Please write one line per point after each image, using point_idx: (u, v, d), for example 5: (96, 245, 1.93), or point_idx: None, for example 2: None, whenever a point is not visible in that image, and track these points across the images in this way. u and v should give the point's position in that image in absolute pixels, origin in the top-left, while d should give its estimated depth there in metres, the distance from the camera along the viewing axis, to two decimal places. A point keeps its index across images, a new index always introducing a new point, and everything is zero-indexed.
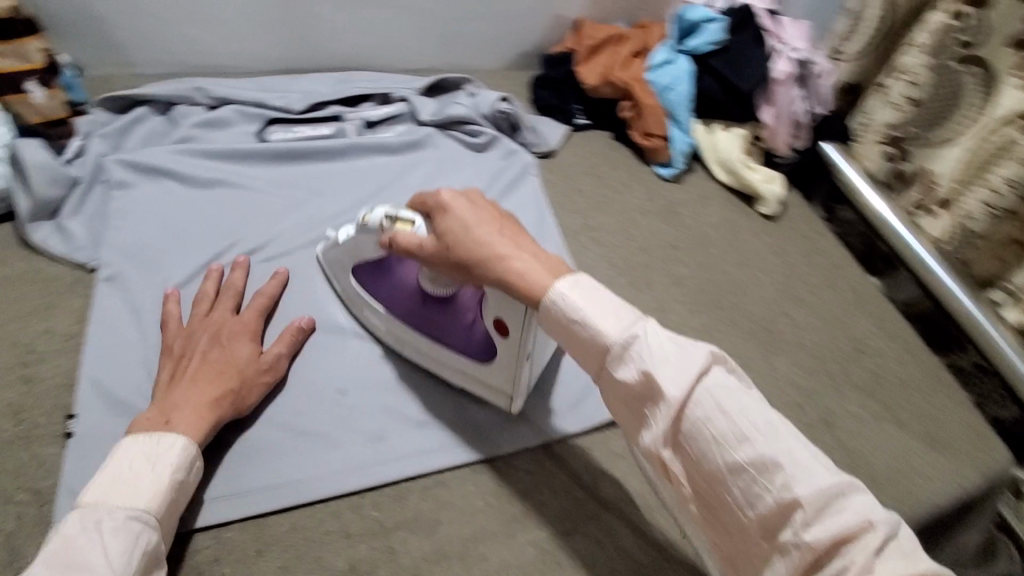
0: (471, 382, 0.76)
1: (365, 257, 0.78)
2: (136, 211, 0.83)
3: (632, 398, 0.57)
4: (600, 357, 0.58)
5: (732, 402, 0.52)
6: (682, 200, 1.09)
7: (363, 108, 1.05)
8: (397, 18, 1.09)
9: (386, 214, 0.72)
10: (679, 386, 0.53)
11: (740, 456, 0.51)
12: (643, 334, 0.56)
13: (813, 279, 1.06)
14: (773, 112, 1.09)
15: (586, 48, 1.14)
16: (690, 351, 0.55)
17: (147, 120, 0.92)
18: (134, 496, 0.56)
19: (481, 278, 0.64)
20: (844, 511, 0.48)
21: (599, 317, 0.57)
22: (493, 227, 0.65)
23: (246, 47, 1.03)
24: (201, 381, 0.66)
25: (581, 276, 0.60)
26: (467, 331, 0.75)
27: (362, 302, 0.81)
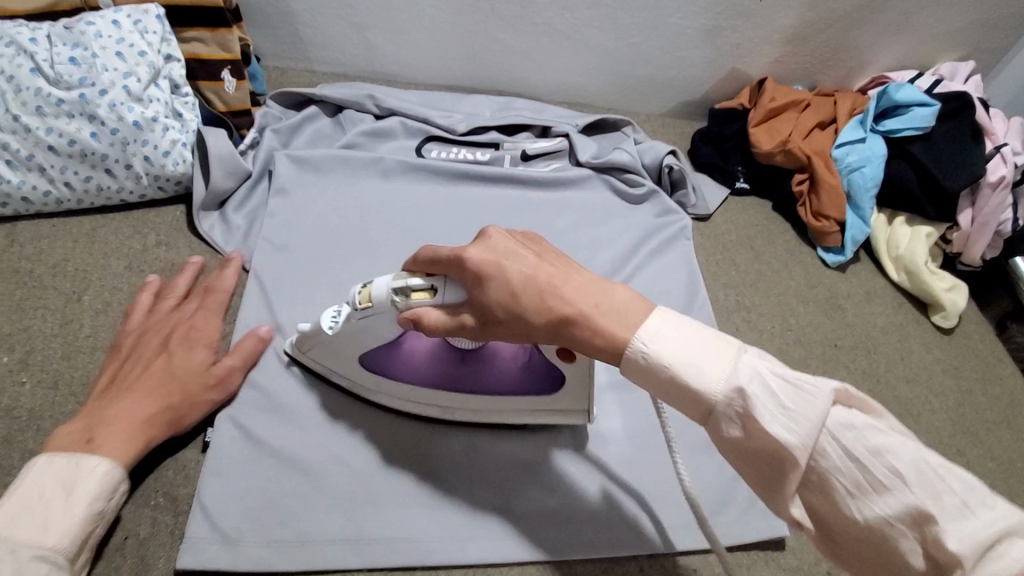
0: (541, 416, 0.68)
1: (380, 341, 0.64)
2: (297, 212, 0.81)
3: (754, 460, 0.42)
4: (704, 417, 0.44)
5: (878, 455, 0.38)
6: (850, 293, 0.98)
7: (522, 139, 0.99)
8: (572, 51, 1.05)
9: (393, 289, 0.57)
10: (800, 434, 0.39)
11: (883, 511, 0.38)
12: (752, 384, 0.41)
13: (992, 414, 0.91)
14: (971, 216, 0.98)
15: (767, 108, 1.03)
16: (811, 394, 0.40)
17: (317, 120, 0.92)
18: (44, 533, 0.49)
19: (529, 330, 0.50)
20: (998, 549, 0.36)
21: (693, 374, 0.42)
22: (551, 283, 0.49)
23: (418, 58, 1.03)
24: (136, 394, 0.60)
25: (658, 339, 0.44)
26: (523, 367, 0.65)
27: (385, 386, 0.68)
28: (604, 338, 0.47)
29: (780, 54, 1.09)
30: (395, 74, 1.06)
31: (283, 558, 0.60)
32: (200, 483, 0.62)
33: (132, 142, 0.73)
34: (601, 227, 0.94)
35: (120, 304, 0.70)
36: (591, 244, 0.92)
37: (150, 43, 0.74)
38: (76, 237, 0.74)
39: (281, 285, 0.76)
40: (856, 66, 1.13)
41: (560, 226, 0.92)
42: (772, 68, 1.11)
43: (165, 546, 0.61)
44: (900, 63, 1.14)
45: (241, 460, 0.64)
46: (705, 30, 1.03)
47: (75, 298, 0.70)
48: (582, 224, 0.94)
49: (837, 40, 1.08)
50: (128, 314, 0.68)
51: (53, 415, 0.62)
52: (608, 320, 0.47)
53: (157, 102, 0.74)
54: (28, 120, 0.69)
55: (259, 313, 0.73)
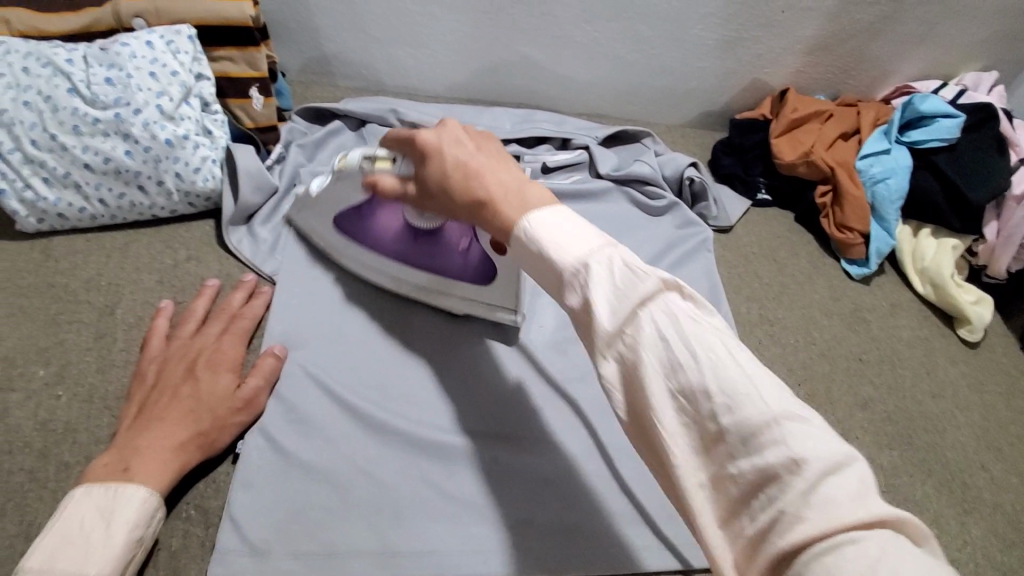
0: (472, 305, 0.78)
1: (349, 205, 0.76)
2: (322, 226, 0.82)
3: (580, 329, 0.42)
4: (553, 286, 0.44)
5: (682, 334, 0.37)
6: (875, 306, 0.97)
7: (542, 152, 1.01)
8: (592, 63, 1.05)
9: (362, 156, 0.69)
10: (618, 308, 0.39)
11: (669, 383, 0.36)
12: (598, 264, 0.41)
13: (1021, 430, 0.89)
14: (997, 228, 0.97)
15: (788, 119, 1.03)
16: (635, 276, 0.39)
17: (340, 135, 0.93)
18: (86, 562, 0.51)
19: (450, 207, 0.54)
20: (774, 439, 0.33)
21: (547, 243, 0.43)
22: (462, 160, 0.53)
23: (439, 72, 1.05)
24: (166, 422, 0.61)
25: (538, 218, 0.45)
26: (463, 257, 0.74)
27: (348, 250, 0.79)
28: (490, 215, 0.49)
29: (802, 65, 1.08)
30: (417, 87, 1.07)
31: (310, 571, 0.61)
32: (230, 496, 0.63)
33: (164, 160, 0.74)
34: (621, 238, 0.94)
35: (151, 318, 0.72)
36: None
37: (182, 63, 0.75)
38: (110, 252, 0.76)
39: (308, 299, 0.77)
40: (878, 76, 1.12)
41: None
42: (793, 79, 1.11)
43: (195, 559, 0.62)
44: (924, 73, 1.13)
45: (269, 473, 0.65)
46: (726, 41, 1.03)
47: (108, 313, 0.71)
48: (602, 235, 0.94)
49: (859, 50, 1.07)
50: (149, 343, 0.68)
51: (88, 428, 0.64)
52: (496, 195, 0.49)
53: (188, 120, 0.76)
54: (65, 139, 0.71)
55: (286, 326, 0.74)
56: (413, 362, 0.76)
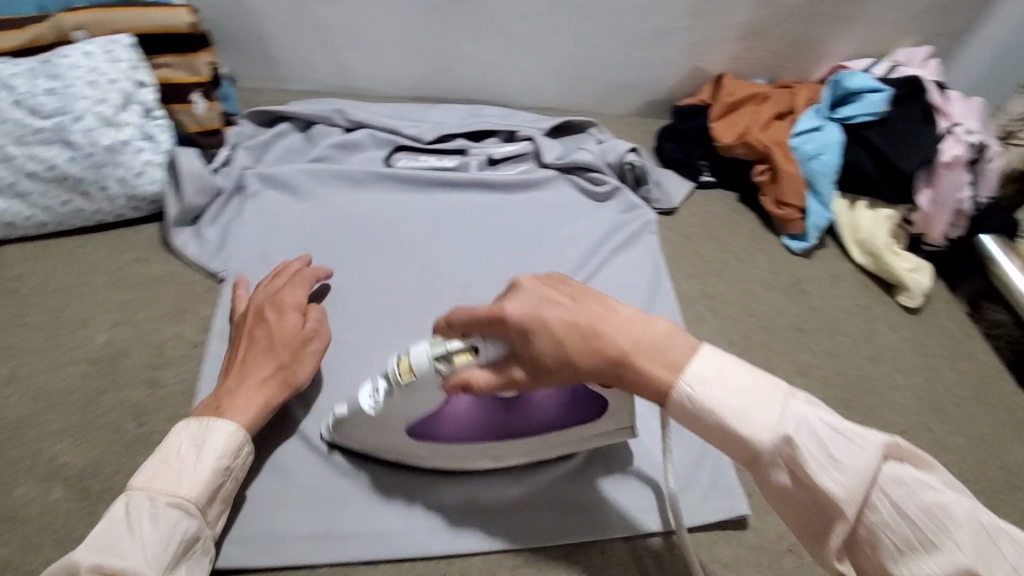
0: (591, 443, 0.67)
1: (419, 415, 0.62)
2: (270, 225, 0.85)
3: (796, 502, 0.47)
4: (751, 463, 0.48)
5: (921, 504, 0.42)
6: (815, 279, 1.00)
7: (487, 144, 1.03)
8: (535, 58, 1.08)
9: (430, 361, 0.55)
10: (846, 486, 0.44)
11: (930, 564, 0.41)
12: (798, 430, 0.45)
13: (962, 391, 0.91)
14: (930, 196, 0.99)
15: (724, 104, 1.07)
16: (855, 443, 0.45)
17: (287, 136, 0.96)
18: (177, 484, 0.56)
19: (593, 381, 0.51)
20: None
21: (732, 418, 0.46)
22: (593, 335, 0.50)
23: (386, 73, 1.08)
24: (250, 367, 0.65)
25: (700, 387, 0.47)
26: (564, 400, 0.63)
27: (439, 454, 0.66)
28: (651, 388, 0.49)
29: (738, 50, 1.12)
30: (365, 88, 1.10)
31: (255, 556, 0.63)
32: None
33: (106, 165, 0.77)
34: (567, 225, 0.97)
35: (99, 319, 0.74)
36: (557, 243, 0.95)
37: (120, 72, 0.78)
38: (59, 257, 0.78)
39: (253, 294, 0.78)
40: (814, 58, 1.16)
41: (526, 227, 0.95)
42: (731, 64, 1.14)
43: None
44: (859, 52, 1.16)
45: None
46: (662, 30, 1.07)
47: (57, 315, 0.73)
48: (549, 224, 0.96)
49: (793, 33, 1.11)
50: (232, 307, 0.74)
51: (38, 424, 0.66)
52: (650, 365, 0.49)
53: (129, 126, 0.79)
54: (9, 150, 0.74)
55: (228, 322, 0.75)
56: (361, 352, 0.78)
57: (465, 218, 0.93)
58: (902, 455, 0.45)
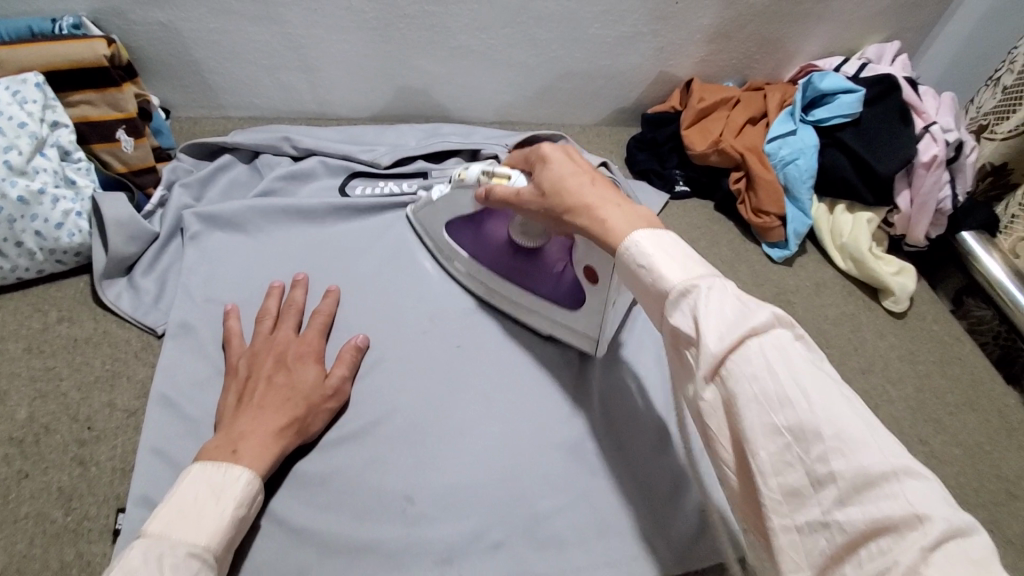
0: (559, 329, 0.77)
1: (459, 214, 0.79)
2: (213, 269, 0.77)
3: (679, 345, 0.46)
4: (656, 305, 0.48)
5: (795, 372, 0.39)
6: (797, 287, 0.97)
7: (449, 165, 0.96)
8: (494, 71, 1.02)
9: (482, 171, 0.71)
10: (725, 337, 0.42)
11: (780, 419, 0.38)
12: (707, 288, 0.45)
13: (953, 397, 0.88)
14: (909, 197, 0.95)
15: (694, 110, 1.03)
16: (750, 307, 0.43)
17: (231, 169, 0.88)
18: (196, 533, 0.51)
19: (564, 220, 0.58)
20: (883, 489, 0.34)
21: (658, 261, 0.48)
22: (587, 179, 0.57)
23: (338, 94, 1.01)
24: (268, 410, 0.63)
25: (640, 237, 0.50)
26: (556, 280, 0.74)
27: (452, 253, 0.82)
28: (605, 237, 0.53)
29: (705, 54, 1.08)
30: (317, 110, 1.03)
31: None
32: None
33: (19, 219, 0.69)
34: None
35: (19, 391, 0.66)
36: None
37: (31, 113, 0.70)
38: None
39: (197, 347, 0.71)
40: (782, 58, 1.12)
41: None
42: (699, 69, 1.10)
43: None
44: (826, 51, 1.13)
45: None
46: (626, 37, 1.02)
47: None
48: None
49: (760, 34, 1.07)
50: (231, 342, 0.70)
51: None
52: (611, 217, 0.53)
53: (44, 172, 0.71)
54: None
55: (169, 383, 0.67)
56: None
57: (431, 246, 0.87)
58: (795, 334, 0.43)
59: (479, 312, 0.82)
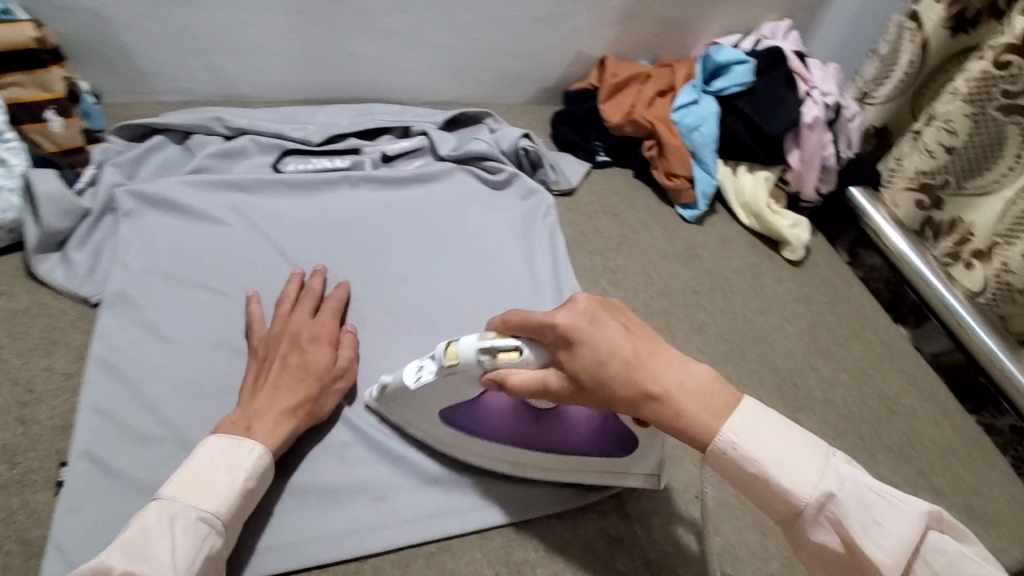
0: (604, 475, 0.71)
1: (452, 400, 0.67)
2: (148, 241, 0.80)
3: (836, 558, 0.50)
4: (791, 518, 0.51)
5: (959, 575, 0.45)
6: (706, 243, 1.06)
7: (381, 142, 1.02)
8: (420, 53, 1.08)
9: (480, 349, 0.59)
10: (888, 552, 0.46)
11: None
12: (841, 490, 0.49)
13: (841, 331, 0.99)
14: (799, 156, 1.06)
15: (609, 85, 1.12)
16: (899, 507, 0.48)
17: (164, 149, 0.91)
18: (205, 498, 0.56)
19: (615, 404, 0.54)
20: None
21: (783, 472, 0.50)
22: (634, 350, 0.54)
23: (269, 78, 1.04)
24: (282, 390, 0.67)
25: (727, 438, 0.51)
26: (592, 427, 0.68)
27: (455, 441, 0.70)
28: (692, 439, 0.52)
29: (617, 34, 1.17)
30: (249, 93, 1.06)
31: None
32: (53, 524, 0.59)
33: None
34: (468, 213, 0.97)
35: None
36: (466, 234, 0.95)
37: None
38: None
39: (133, 314, 0.74)
40: (689, 37, 1.22)
41: (426, 218, 0.95)
42: (613, 48, 1.19)
43: None
44: (728, 29, 1.24)
45: (101, 495, 0.61)
46: (542, 18, 1.09)
47: None
48: (452, 212, 0.97)
49: (666, 15, 1.17)
50: (252, 327, 0.73)
51: None
52: (691, 410, 0.52)
53: None
54: None
55: (109, 347, 0.70)
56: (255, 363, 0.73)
57: (366, 216, 0.92)
58: (937, 516, 0.49)
59: (411, 278, 0.88)
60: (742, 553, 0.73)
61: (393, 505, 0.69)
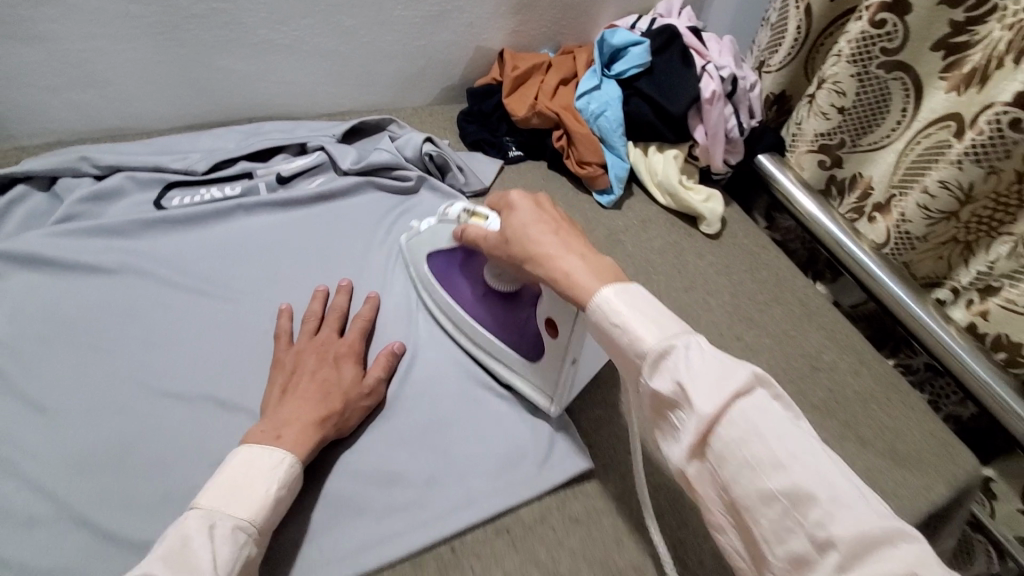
0: (518, 379, 0.78)
1: (442, 248, 0.83)
2: (15, 306, 0.73)
3: (663, 406, 0.52)
4: (635, 366, 0.54)
5: (777, 434, 0.46)
6: (626, 226, 1.06)
7: (276, 162, 0.96)
8: (307, 63, 1.02)
9: (465, 209, 0.78)
10: (711, 402, 0.47)
11: (774, 484, 0.44)
12: (680, 344, 0.51)
13: (761, 296, 1.01)
14: (704, 130, 1.06)
15: (510, 78, 1.10)
16: (731, 367, 0.49)
17: (28, 199, 0.83)
18: (242, 505, 0.55)
19: (527, 265, 0.66)
20: (876, 557, 0.41)
21: (632, 322, 0.54)
22: (552, 232, 0.66)
23: (143, 108, 0.97)
24: (310, 401, 0.67)
25: (604, 293, 0.57)
26: (522, 328, 0.77)
27: (429, 286, 0.85)
28: (576, 293, 0.60)
29: (514, 25, 1.14)
30: (121, 126, 0.99)
31: None
32: None
33: None
34: (376, 228, 0.93)
35: None
36: (379, 246, 0.91)
37: None
38: None
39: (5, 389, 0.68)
40: (587, 21, 1.21)
41: (334, 239, 0.90)
42: (511, 40, 1.16)
43: None
44: (625, 10, 1.23)
45: None
46: (432, 15, 1.05)
47: None
48: (362, 226, 0.93)
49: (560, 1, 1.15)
50: (280, 338, 0.75)
51: None
52: (580, 277, 0.60)
53: None
54: None
55: None
56: (152, 421, 0.68)
57: (268, 243, 0.87)
58: (775, 390, 0.50)
59: None
60: (690, 549, 0.69)
61: (306, 552, 0.63)
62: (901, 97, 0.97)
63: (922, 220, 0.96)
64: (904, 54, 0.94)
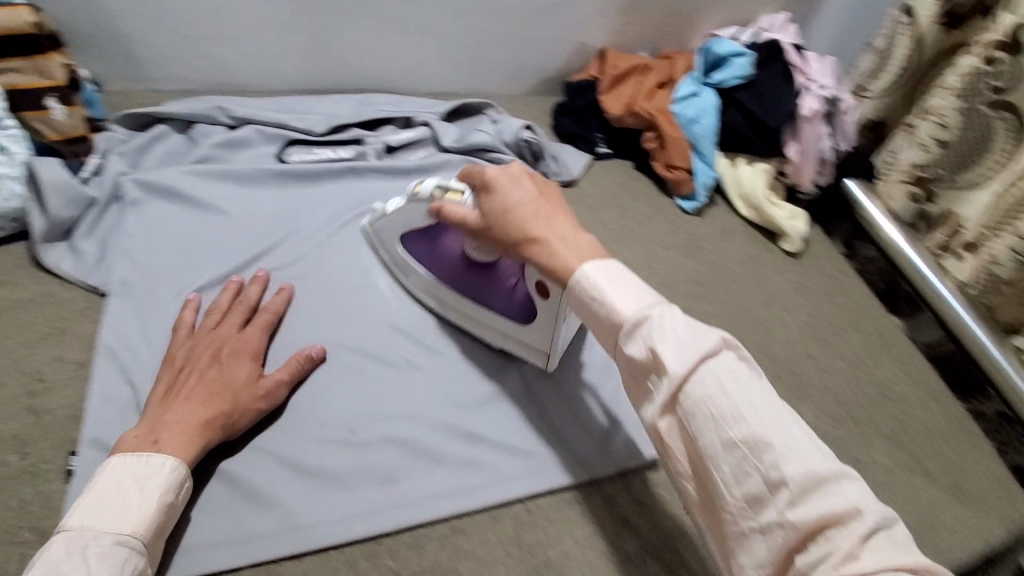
0: (513, 345, 0.79)
1: (415, 227, 0.81)
2: (156, 232, 0.81)
3: (638, 373, 0.53)
4: (611, 333, 0.54)
5: (741, 391, 0.47)
6: (708, 234, 1.08)
7: (384, 132, 1.02)
8: (420, 42, 1.08)
9: (437, 185, 0.73)
10: (682, 364, 0.48)
11: (734, 434, 0.46)
12: (656, 315, 0.52)
13: (837, 320, 1.01)
14: (798, 147, 1.07)
15: (609, 77, 1.13)
16: (701, 332, 0.50)
17: (167, 138, 0.91)
18: (121, 520, 0.54)
19: (509, 246, 0.64)
20: (823, 493, 0.43)
21: (611, 293, 0.54)
22: (534, 210, 0.63)
23: (267, 67, 1.04)
24: (195, 402, 0.63)
25: (585, 268, 0.57)
26: (509, 293, 0.77)
27: (409, 266, 0.84)
28: (555, 268, 0.59)
29: (618, 25, 1.17)
30: (245, 83, 1.06)
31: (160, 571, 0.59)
32: (65, 508, 0.60)
33: None
34: None
35: None
36: None
37: None
38: None
39: (139, 306, 0.75)
40: (688, 28, 1.23)
41: None
42: (613, 39, 1.19)
43: None
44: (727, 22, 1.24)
45: None
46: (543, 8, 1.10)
47: None
48: None
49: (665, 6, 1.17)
50: (178, 330, 0.71)
51: None
52: (564, 251, 0.60)
53: None
54: None
55: (115, 338, 0.72)
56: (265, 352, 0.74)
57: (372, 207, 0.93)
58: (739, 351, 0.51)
59: None
60: None
61: (397, 489, 0.68)
62: (1006, 137, 0.96)
63: (1012, 264, 0.95)
64: (1014, 96, 0.93)
